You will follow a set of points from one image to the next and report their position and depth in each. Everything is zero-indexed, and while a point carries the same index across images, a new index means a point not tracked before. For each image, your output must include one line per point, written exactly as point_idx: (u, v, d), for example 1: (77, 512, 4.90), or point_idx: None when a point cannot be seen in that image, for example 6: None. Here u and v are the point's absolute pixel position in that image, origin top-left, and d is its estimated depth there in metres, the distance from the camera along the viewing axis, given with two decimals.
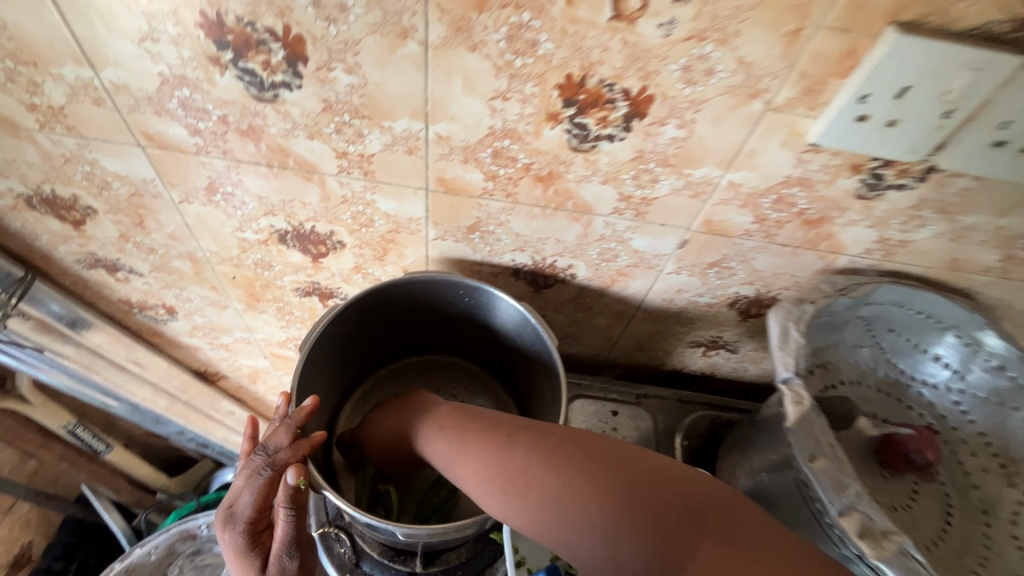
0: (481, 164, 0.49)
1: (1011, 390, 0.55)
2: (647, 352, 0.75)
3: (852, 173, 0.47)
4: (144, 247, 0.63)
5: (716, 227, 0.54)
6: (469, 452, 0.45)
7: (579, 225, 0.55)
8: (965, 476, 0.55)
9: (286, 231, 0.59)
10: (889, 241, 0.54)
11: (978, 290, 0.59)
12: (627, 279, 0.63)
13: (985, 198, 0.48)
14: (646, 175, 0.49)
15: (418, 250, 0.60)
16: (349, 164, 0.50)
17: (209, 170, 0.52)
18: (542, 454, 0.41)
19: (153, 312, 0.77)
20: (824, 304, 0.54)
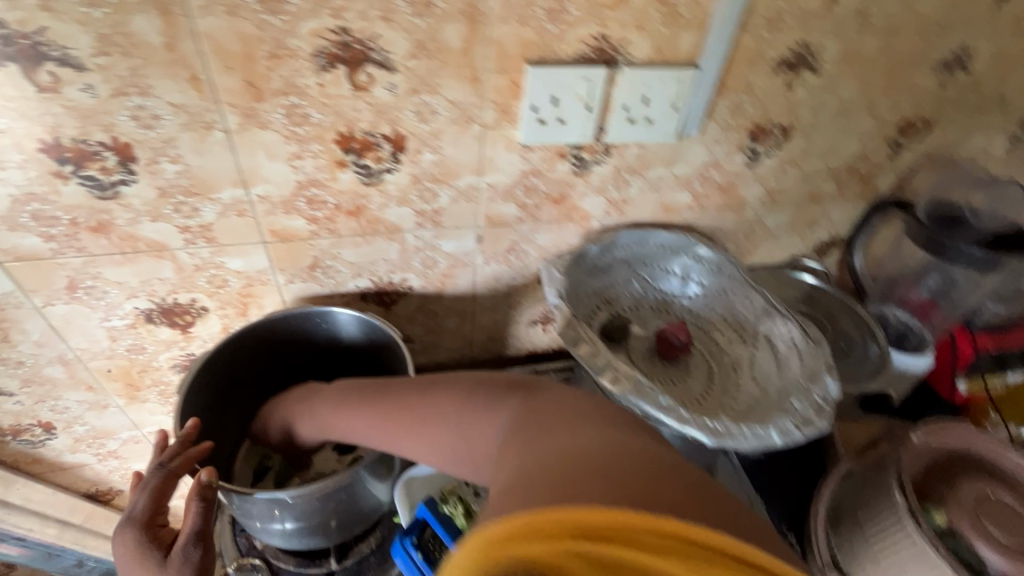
0: (301, 212, 0.64)
1: (728, 282, 0.77)
2: (499, 341, 0.91)
3: (562, 159, 0.69)
4: (11, 362, 0.68)
5: (496, 220, 0.73)
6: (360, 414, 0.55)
7: (396, 243, 0.71)
8: (717, 348, 0.75)
9: (151, 309, 0.68)
10: (616, 202, 0.76)
11: (693, 223, 0.83)
12: (453, 279, 0.79)
13: (653, 157, 0.72)
14: (427, 192, 0.67)
15: (274, 298, 0.72)
16: (193, 235, 0.62)
17: (68, 270, 0.61)
18: (414, 390, 0.51)
19: (30, 433, 0.79)
20: (583, 253, 0.75)
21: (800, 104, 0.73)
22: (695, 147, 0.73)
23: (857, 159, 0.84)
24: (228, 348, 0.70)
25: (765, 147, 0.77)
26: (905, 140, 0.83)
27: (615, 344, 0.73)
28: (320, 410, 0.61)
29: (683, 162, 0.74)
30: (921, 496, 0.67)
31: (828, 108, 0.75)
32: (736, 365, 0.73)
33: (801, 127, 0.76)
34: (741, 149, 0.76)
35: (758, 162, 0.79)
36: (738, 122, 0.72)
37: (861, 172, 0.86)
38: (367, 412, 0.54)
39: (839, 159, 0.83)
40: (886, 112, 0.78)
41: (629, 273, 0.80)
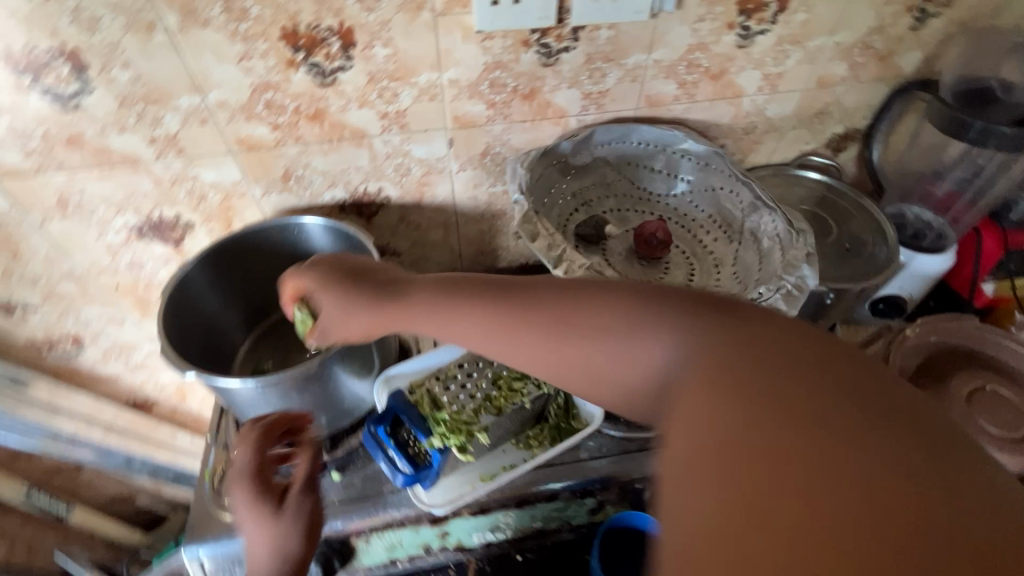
0: (262, 118, 0.64)
1: (716, 177, 0.73)
2: (489, 255, 0.90)
3: (526, 47, 0.65)
4: (28, 278, 0.75)
5: (465, 120, 0.70)
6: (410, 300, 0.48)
7: (364, 150, 0.70)
8: (702, 247, 0.72)
9: (140, 225, 0.71)
10: (594, 95, 0.72)
11: (684, 117, 0.78)
12: (431, 187, 0.78)
13: (629, 41, 0.67)
14: (387, 91, 0.65)
15: (254, 211, 0.73)
16: (161, 146, 0.64)
17: (54, 185, 0.65)
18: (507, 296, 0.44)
19: (62, 347, 0.86)
20: (556, 150, 0.71)
21: None
22: (675, 25, 0.67)
23: (872, 33, 0.74)
24: (207, 260, 0.70)
25: (759, 24, 0.69)
26: (930, 5, 0.73)
27: (590, 245, 0.71)
28: (359, 303, 0.48)
29: (664, 44, 0.68)
30: None
31: None
32: (720, 263, 0.70)
33: None
34: (731, 27, 0.69)
35: (753, 41, 0.71)
36: None
37: (879, 48, 0.77)
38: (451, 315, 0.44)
39: (850, 33, 0.74)
40: None
41: (611, 173, 0.76)
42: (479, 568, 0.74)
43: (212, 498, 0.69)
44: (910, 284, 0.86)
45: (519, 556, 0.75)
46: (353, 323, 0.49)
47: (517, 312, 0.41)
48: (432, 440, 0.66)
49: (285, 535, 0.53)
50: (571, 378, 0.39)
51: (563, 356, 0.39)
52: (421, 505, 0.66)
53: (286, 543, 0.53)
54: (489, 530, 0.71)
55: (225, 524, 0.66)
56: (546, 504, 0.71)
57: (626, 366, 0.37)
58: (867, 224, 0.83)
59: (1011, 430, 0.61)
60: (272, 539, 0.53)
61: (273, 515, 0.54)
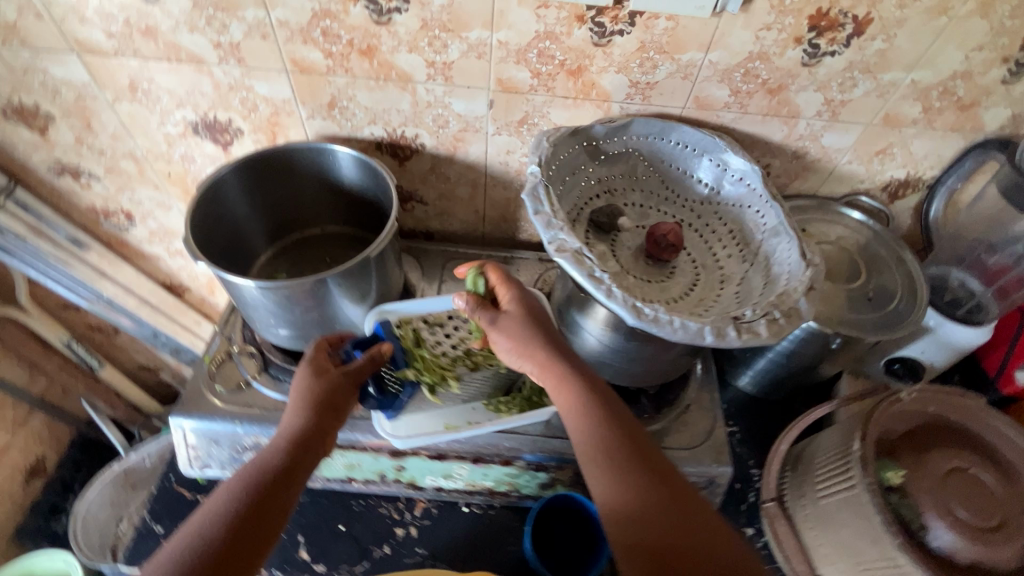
0: (317, 44, 0.68)
1: (748, 195, 0.71)
2: (511, 223, 0.92)
3: (580, 23, 0.65)
4: (96, 150, 0.82)
5: (508, 85, 0.71)
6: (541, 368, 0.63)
7: (408, 94, 0.73)
8: (712, 260, 0.71)
9: (196, 122, 0.78)
10: (641, 85, 0.71)
11: (731, 126, 0.76)
12: (465, 144, 0.80)
13: (686, 36, 0.65)
14: (437, 41, 0.67)
15: (299, 131, 0.78)
16: (225, 53, 0.69)
17: (128, 69, 0.71)
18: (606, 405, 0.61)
19: (116, 219, 0.95)
20: (588, 132, 0.71)
21: None
22: (737, 29, 0.65)
23: (956, 78, 0.69)
24: (244, 168, 0.74)
25: (830, 45, 0.66)
26: None
27: (601, 232, 0.71)
28: (534, 340, 0.64)
29: (722, 47, 0.66)
30: (890, 453, 0.64)
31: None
32: (725, 280, 0.69)
33: (878, 21, 0.64)
34: (798, 43, 0.66)
35: (820, 61, 0.68)
36: (794, 3, 0.62)
37: (960, 96, 0.71)
38: (577, 380, 0.62)
39: (930, 74, 0.69)
40: (1005, 16, 0.63)
41: (642, 168, 0.76)
42: (427, 509, 0.78)
43: (205, 380, 0.76)
44: (932, 350, 0.81)
45: (467, 508, 0.78)
46: (515, 346, 0.64)
47: (598, 417, 0.60)
48: (405, 371, 0.72)
49: (305, 405, 0.62)
50: (590, 465, 0.58)
51: (602, 452, 0.58)
52: (384, 434, 0.69)
53: (303, 412, 0.62)
54: (442, 476, 0.75)
55: (212, 406, 0.73)
56: (501, 468, 0.73)
57: (625, 474, 0.56)
58: (901, 280, 0.79)
59: (983, 521, 0.58)
60: (297, 405, 0.63)
61: (306, 388, 0.64)
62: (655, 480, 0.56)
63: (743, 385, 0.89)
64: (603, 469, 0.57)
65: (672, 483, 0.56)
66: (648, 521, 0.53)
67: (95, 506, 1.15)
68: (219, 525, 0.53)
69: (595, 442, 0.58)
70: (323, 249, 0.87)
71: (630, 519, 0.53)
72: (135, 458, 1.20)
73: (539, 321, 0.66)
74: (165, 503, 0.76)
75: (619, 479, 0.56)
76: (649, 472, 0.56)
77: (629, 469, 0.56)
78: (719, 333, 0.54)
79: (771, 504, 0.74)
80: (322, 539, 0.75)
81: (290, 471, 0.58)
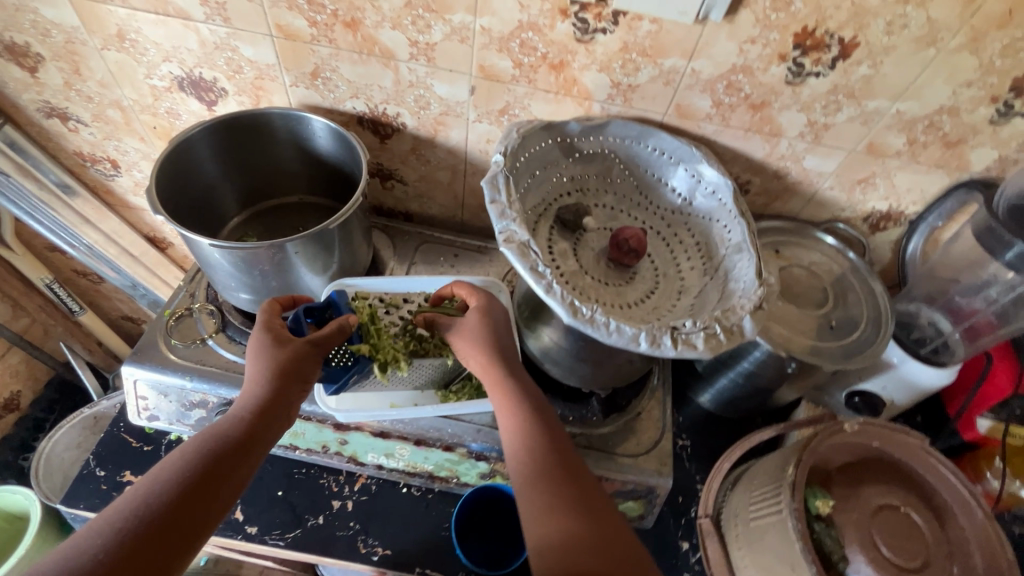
0: (302, 11, 0.68)
1: (717, 209, 0.71)
2: (488, 213, 0.91)
3: (564, 17, 0.64)
4: (84, 95, 0.83)
5: (490, 72, 0.71)
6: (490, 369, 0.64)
7: (390, 71, 0.73)
8: (675, 270, 0.71)
9: (182, 77, 0.78)
10: (622, 86, 0.70)
11: (712, 138, 0.75)
12: (446, 128, 0.79)
13: (670, 41, 0.65)
14: (420, 21, 0.67)
15: (282, 97, 0.78)
16: (211, 11, 0.69)
17: (116, 18, 0.72)
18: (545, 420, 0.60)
19: (102, 166, 0.96)
20: (564, 128, 0.71)
21: (867, 13, 0.60)
22: (721, 39, 0.64)
23: (943, 112, 0.68)
24: (222, 128, 0.75)
25: (815, 65, 0.65)
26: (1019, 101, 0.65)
27: (565, 230, 0.70)
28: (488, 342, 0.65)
29: (706, 56, 0.66)
30: (823, 482, 0.63)
31: (907, 28, 0.60)
32: (683, 290, 0.69)
33: (865, 46, 0.63)
34: (783, 60, 0.65)
35: (804, 81, 0.67)
36: (780, 19, 0.61)
37: (946, 132, 0.70)
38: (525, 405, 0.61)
39: (917, 106, 0.68)
40: (996, 54, 0.61)
41: (618, 171, 0.75)
42: (366, 485, 0.78)
43: (162, 333, 0.77)
44: (893, 387, 0.80)
45: (406, 489, 0.79)
46: (475, 354, 0.64)
47: (535, 428, 0.59)
48: (360, 346, 0.68)
49: (264, 371, 0.59)
50: (529, 487, 0.55)
51: (540, 475, 0.55)
52: (325, 408, 0.69)
53: (264, 379, 0.58)
54: (383, 454, 0.75)
55: (165, 359, 0.74)
56: (442, 453, 0.74)
57: (563, 500, 0.53)
58: (867, 311, 0.78)
59: (906, 560, 0.58)
60: (257, 371, 0.59)
61: (265, 356, 0.60)
62: (588, 509, 0.53)
63: (703, 401, 0.88)
64: (539, 495, 0.54)
65: (607, 517, 0.53)
66: (577, 546, 0.49)
67: (61, 445, 1.17)
68: (169, 493, 0.50)
69: (537, 466, 0.56)
70: (296, 217, 0.88)
71: (563, 543, 0.49)
72: (105, 406, 1.19)
73: (497, 332, 0.66)
74: (111, 449, 0.78)
75: (551, 501, 0.53)
76: (587, 504, 0.54)
77: (563, 497, 0.54)
78: (655, 342, 0.54)
79: (706, 520, 0.74)
80: (258, 502, 0.76)
81: (246, 438, 0.56)
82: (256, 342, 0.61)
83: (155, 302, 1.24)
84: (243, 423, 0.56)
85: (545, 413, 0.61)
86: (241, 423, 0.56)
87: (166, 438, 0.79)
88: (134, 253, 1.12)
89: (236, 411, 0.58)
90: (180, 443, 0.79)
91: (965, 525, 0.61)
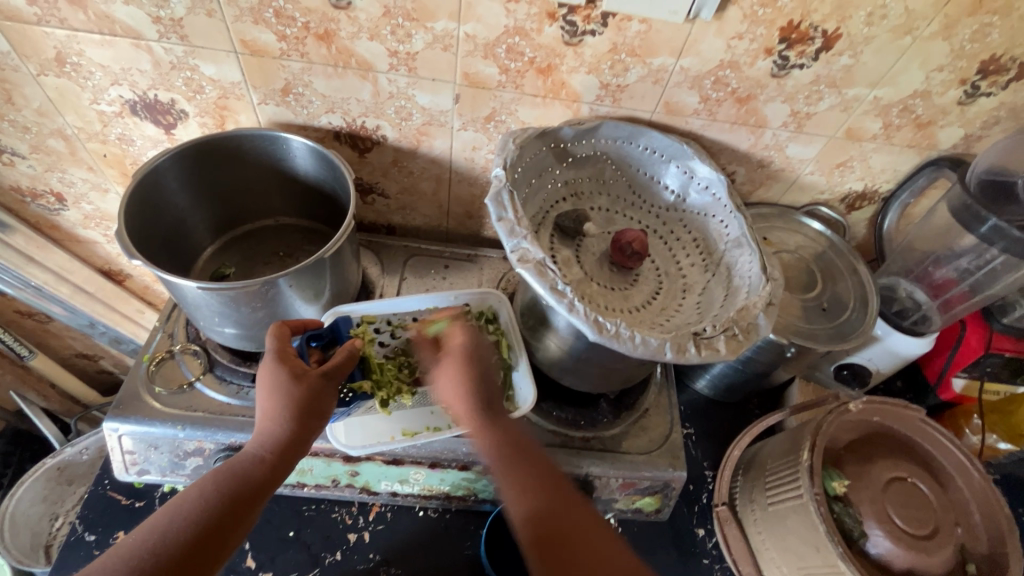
0: (270, 25, 0.63)
1: (713, 205, 0.71)
2: (476, 220, 0.89)
3: (552, 21, 0.63)
4: (19, 125, 0.75)
5: (475, 80, 0.69)
6: (449, 378, 0.66)
7: (369, 83, 0.69)
8: (676, 268, 0.71)
9: (135, 101, 0.72)
10: (611, 87, 0.69)
11: (700, 133, 0.75)
12: (429, 138, 0.76)
13: (657, 41, 0.64)
14: (400, 30, 0.64)
15: (250, 116, 0.73)
16: (165, 29, 0.64)
17: (54, 40, 0.64)
18: (504, 420, 0.65)
19: (45, 201, 0.87)
20: (556, 133, 0.69)
21: (849, 5, 0.61)
22: (709, 36, 0.64)
23: (916, 97, 0.70)
24: (190, 154, 0.70)
25: (799, 58, 0.66)
26: (986, 82, 0.68)
27: (566, 237, 0.69)
28: (466, 368, 0.66)
29: (694, 54, 0.66)
30: (835, 463, 0.67)
31: (886, 18, 0.62)
32: (688, 288, 0.69)
33: (846, 37, 0.64)
34: (769, 53, 0.66)
35: (789, 73, 0.68)
36: (766, 14, 0.62)
37: (919, 114, 0.72)
38: (495, 418, 0.64)
39: (893, 91, 0.70)
40: (966, 39, 0.64)
41: (611, 171, 0.75)
42: (381, 514, 0.76)
43: (144, 379, 0.72)
44: (878, 358, 0.84)
45: (423, 512, 0.77)
46: (454, 384, 0.65)
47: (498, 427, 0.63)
48: (361, 383, 0.69)
49: (284, 412, 0.57)
50: (505, 480, 0.60)
51: (516, 471, 0.60)
52: (337, 444, 0.66)
53: (283, 421, 0.57)
54: (397, 481, 0.73)
55: (150, 409, 0.69)
56: (457, 473, 0.72)
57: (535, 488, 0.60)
58: (854, 289, 0.81)
59: (917, 528, 0.62)
60: (273, 409, 0.57)
61: (282, 394, 0.58)
62: (554, 494, 0.60)
63: (701, 387, 0.89)
64: (518, 482, 0.60)
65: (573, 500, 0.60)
66: (553, 522, 0.57)
67: (23, 502, 1.00)
68: (187, 534, 0.52)
69: (516, 461, 0.61)
70: (276, 243, 0.83)
71: (540, 520, 0.57)
72: (70, 452, 1.05)
73: (481, 366, 0.67)
74: (100, 510, 0.72)
75: (523, 486, 0.60)
76: (555, 487, 0.60)
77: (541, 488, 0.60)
78: (680, 350, 0.56)
79: (723, 508, 0.77)
80: (269, 545, 0.72)
81: (266, 481, 0.57)
82: (271, 376, 0.59)
83: (116, 339, 1.15)
84: (264, 464, 0.57)
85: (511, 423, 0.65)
86: (261, 464, 0.57)
87: (159, 491, 0.74)
88: (87, 290, 1.02)
89: (253, 448, 0.57)
90: (174, 495, 0.74)
91: (962, 486, 0.66)
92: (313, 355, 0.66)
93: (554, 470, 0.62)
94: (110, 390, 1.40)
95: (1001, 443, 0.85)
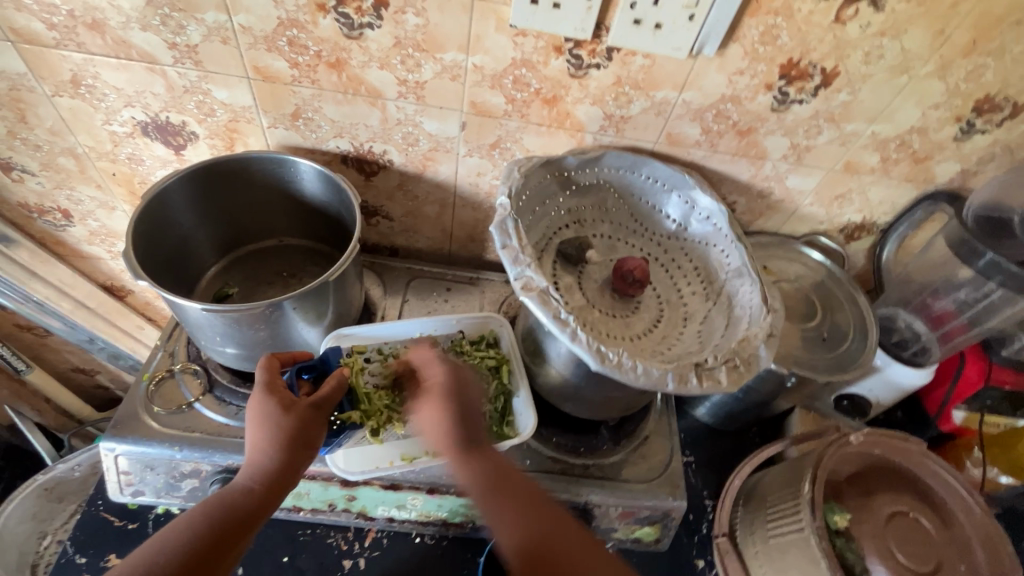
0: (283, 53, 0.65)
1: (714, 236, 0.72)
2: (479, 243, 0.89)
3: (558, 54, 0.64)
4: (31, 144, 0.76)
5: (481, 109, 0.70)
6: (425, 406, 0.65)
7: (377, 110, 0.71)
8: (677, 297, 0.72)
9: (146, 122, 0.73)
10: (615, 118, 0.71)
11: (702, 163, 0.77)
12: (435, 163, 0.77)
13: (660, 74, 0.66)
14: (410, 60, 0.65)
15: (259, 140, 0.75)
16: (180, 55, 0.65)
17: (70, 63, 0.66)
18: (495, 455, 0.63)
19: (52, 217, 0.88)
20: (559, 162, 0.70)
21: (847, 45, 0.63)
22: (711, 71, 0.66)
23: (913, 132, 0.72)
24: (197, 177, 0.71)
25: (799, 93, 0.68)
26: (980, 120, 0.70)
27: (569, 264, 0.70)
28: (444, 410, 0.64)
29: (696, 87, 0.67)
30: (836, 496, 0.67)
31: (883, 58, 0.64)
32: (689, 317, 0.69)
33: (845, 74, 0.66)
34: (769, 89, 0.67)
35: (788, 108, 0.69)
36: (766, 51, 0.64)
37: (916, 149, 0.74)
38: (479, 455, 0.63)
39: (891, 127, 0.71)
40: (961, 79, 0.66)
41: (614, 199, 0.76)
42: (377, 539, 0.75)
43: (143, 398, 0.72)
44: (878, 389, 0.84)
45: (419, 539, 0.76)
46: (435, 422, 0.64)
47: (481, 458, 0.62)
48: (351, 414, 0.68)
49: (273, 442, 0.57)
50: (493, 510, 0.60)
51: (502, 504, 0.60)
52: (335, 469, 0.66)
53: (271, 450, 0.57)
54: (395, 506, 0.72)
55: (148, 429, 0.68)
56: (456, 500, 0.71)
57: (525, 515, 0.59)
58: (853, 319, 0.81)
59: (918, 565, 0.62)
60: (263, 441, 0.57)
61: (271, 425, 0.58)
62: (539, 516, 0.59)
63: (700, 415, 0.88)
64: (504, 512, 0.59)
65: (564, 518, 0.60)
66: (542, 552, 0.57)
67: (11, 520, 0.90)
68: (175, 563, 0.51)
69: (499, 492, 0.60)
70: (279, 264, 0.84)
71: (531, 553, 0.57)
72: (61, 469, 0.95)
73: (465, 401, 0.65)
74: (91, 532, 0.71)
75: (510, 516, 0.59)
76: (541, 513, 0.60)
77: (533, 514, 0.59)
78: (681, 380, 0.56)
79: (722, 539, 0.75)
80: (264, 570, 0.71)
81: (254, 511, 0.56)
82: (260, 407, 0.58)
83: (114, 354, 1.14)
84: (252, 495, 0.56)
85: (498, 461, 0.63)
86: (251, 495, 0.56)
87: (153, 513, 0.73)
88: (89, 305, 1.02)
89: (244, 479, 0.57)
90: (168, 517, 0.73)
91: (964, 521, 0.65)
92: (303, 388, 0.65)
93: (538, 496, 0.61)
94: (104, 406, 1.39)
95: (1002, 477, 0.84)
